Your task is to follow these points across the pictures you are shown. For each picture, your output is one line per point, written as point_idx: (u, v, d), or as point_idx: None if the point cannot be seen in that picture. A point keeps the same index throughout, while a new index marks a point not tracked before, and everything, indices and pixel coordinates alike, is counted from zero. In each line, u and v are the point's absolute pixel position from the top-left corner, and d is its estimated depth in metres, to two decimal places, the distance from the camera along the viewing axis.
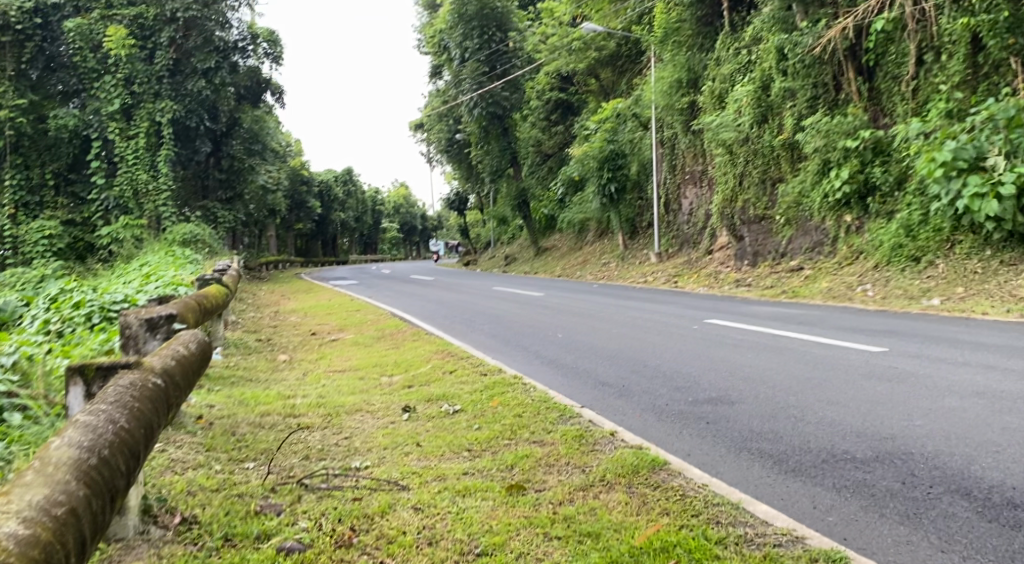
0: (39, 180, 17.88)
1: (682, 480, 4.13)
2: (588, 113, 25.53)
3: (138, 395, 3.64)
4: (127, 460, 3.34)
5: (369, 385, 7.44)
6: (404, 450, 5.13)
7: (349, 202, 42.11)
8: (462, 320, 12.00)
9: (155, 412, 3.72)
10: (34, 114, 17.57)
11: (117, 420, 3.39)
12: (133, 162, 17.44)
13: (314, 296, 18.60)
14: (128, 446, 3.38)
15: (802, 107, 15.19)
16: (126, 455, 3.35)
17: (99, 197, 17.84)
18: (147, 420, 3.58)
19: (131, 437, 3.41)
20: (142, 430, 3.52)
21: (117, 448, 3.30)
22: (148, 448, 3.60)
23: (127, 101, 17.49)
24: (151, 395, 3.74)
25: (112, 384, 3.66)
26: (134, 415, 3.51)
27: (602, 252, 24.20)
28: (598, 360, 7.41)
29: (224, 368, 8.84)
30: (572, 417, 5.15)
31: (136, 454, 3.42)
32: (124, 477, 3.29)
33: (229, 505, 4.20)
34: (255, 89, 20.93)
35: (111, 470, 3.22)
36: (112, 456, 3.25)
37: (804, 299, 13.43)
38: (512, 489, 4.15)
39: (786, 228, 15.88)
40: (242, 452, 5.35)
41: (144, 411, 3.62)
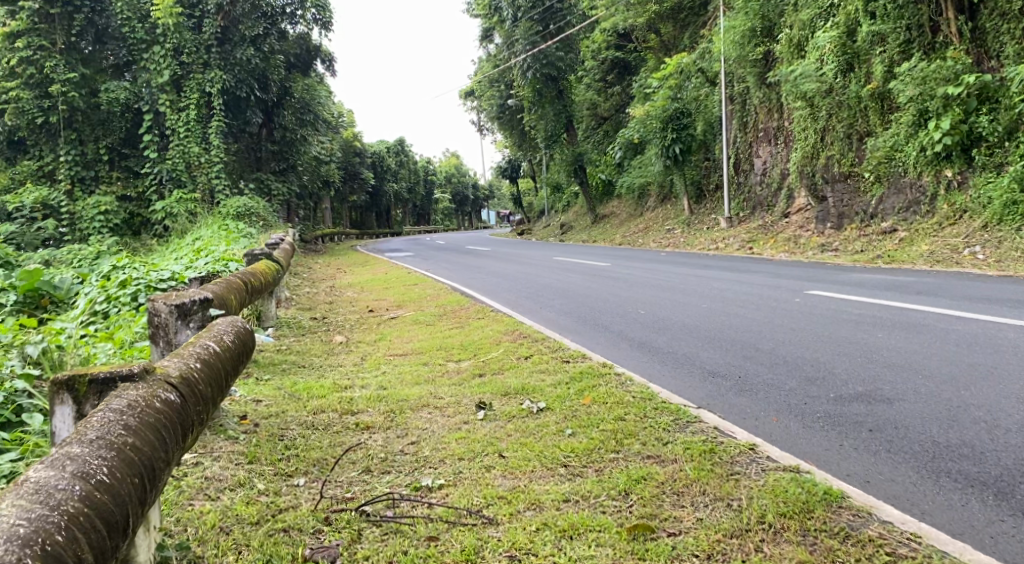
0: (94, 154, 16.87)
1: (881, 527, 3.21)
2: (648, 71, 24.23)
3: (127, 431, 3.08)
4: (100, 536, 2.87)
5: (435, 373, 6.55)
6: (485, 464, 4.20)
7: (401, 173, 41.50)
8: (526, 295, 11.04)
9: (161, 445, 3.17)
10: (86, 88, 16.61)
11: (81, 485, 2.89)
12: (184, 134, 16.80)
13: (370, 269, 17.82)
14: (102, 517, 2.89)
15: (894, 52, 13.71)
16: (100, 530, 2.88)
17: (152, 171, 17.16)
18: (139, 466, 3.06)
19: (104, 505, 2.91)
20: (129, 484, 3.00)
21: (79, 532, 2.82)
22: (152, 491, 3.12)
23: (177, 72, 16.84)
24: (152, 423, 3.18)
25: (101, 411, 3.14)
26: (114, 464, 2.99)
27: (665, 218, 23.00)
28: (698, 343, 6.41)
29: (275, 352, 8.04)
30: (692, 423, 4.14)
31: (120, 518, 2.95)
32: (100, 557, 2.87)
33: (271, 552, 3.39)
34: (305, 56, 19.93)
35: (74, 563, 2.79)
36: (73, 542, 2.80)
37: (903, 264, 12.15)
38: (636, 530, 3.26)
39: (875, 186, 14.48)
40: (291, 463, 4.50)
41: (139, 450, 3.08)
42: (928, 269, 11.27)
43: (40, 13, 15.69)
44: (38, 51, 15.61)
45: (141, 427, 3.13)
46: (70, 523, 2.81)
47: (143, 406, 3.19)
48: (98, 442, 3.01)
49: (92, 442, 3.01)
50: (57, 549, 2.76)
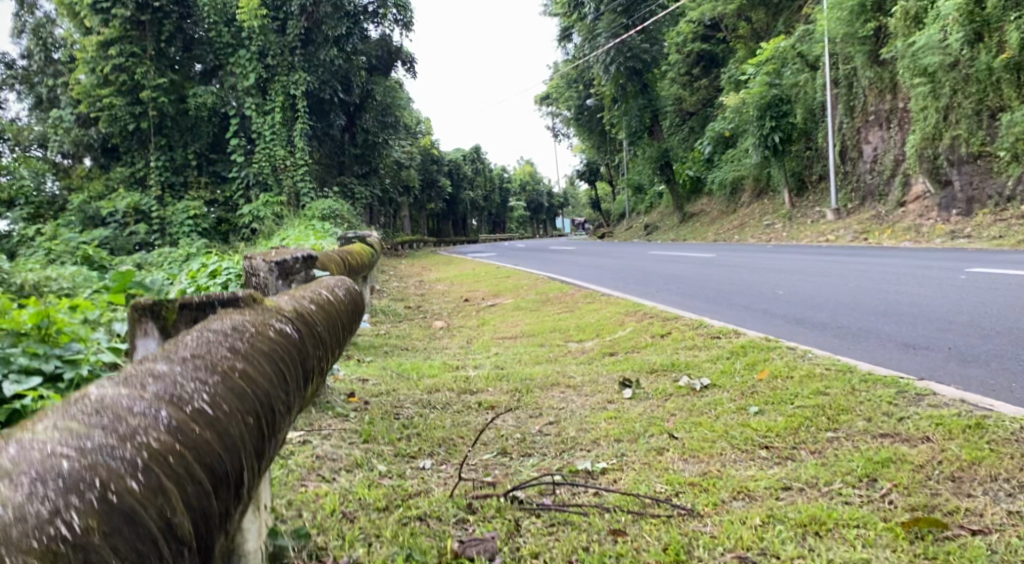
0: (183, 159, 15.77)
1: None
2: (736, 61, 22.69)
3: (234, 358, 2.03)
4: (203, 491, 1.69)
5: (558, 352, 5.75)
6: (653, 445, 3.35)
7: (478, 180, 40.93)
8: (633, 282, 10.19)
9: (279, 383, 2.12)
10: (175, 93, 15.41)
11: (172, 411, 1.75)
12: (271, 138, 16.00)
13: (458, 267, 17.17)
14: (206, 464, 1.73)
15: None
16: (203, 482, 1.70)
17: (239, 174, 16.31)
18: (254, 403, 1.95)
19: (209, 442, 1.76)
20: (241, 421, 1.88)
21: (173, 477, 1.64)
22: (269, 443, 2.01)
23: (264, 76, 16.11)
24: (263, 354, 2.14)
25: (196, 333, 2.15)
26: (223, 385, 1.91)
27: (761, 214, 21.44)
28: (872, 316, 5.51)
29: (374, 337, 7.42)
30: (928, 397, 3.25)
31: (230, 472, 1.78)
32: (197, 534, 1.66)
33: (409, 545, 2.46)
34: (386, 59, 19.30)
35: (155, 535, 1.56)
36: (164, 494, 1.61)
37: None
38: (914, 525, 2.22)
39: (1012, 165, 12.75)
40: (412, 443, 3.79)
41: (251, 381, 1.99)
42: None
43: (133, 19, 14.35)
44: (130, 57, 14.32)
45: (250, 353, 2.08)
46: (160, 461, 1.64)
47: (251, 332, 2.18)
48: (194, 365, 1.93)
49: (185, 363, 1.93)
50: (136, 506, 1.57)
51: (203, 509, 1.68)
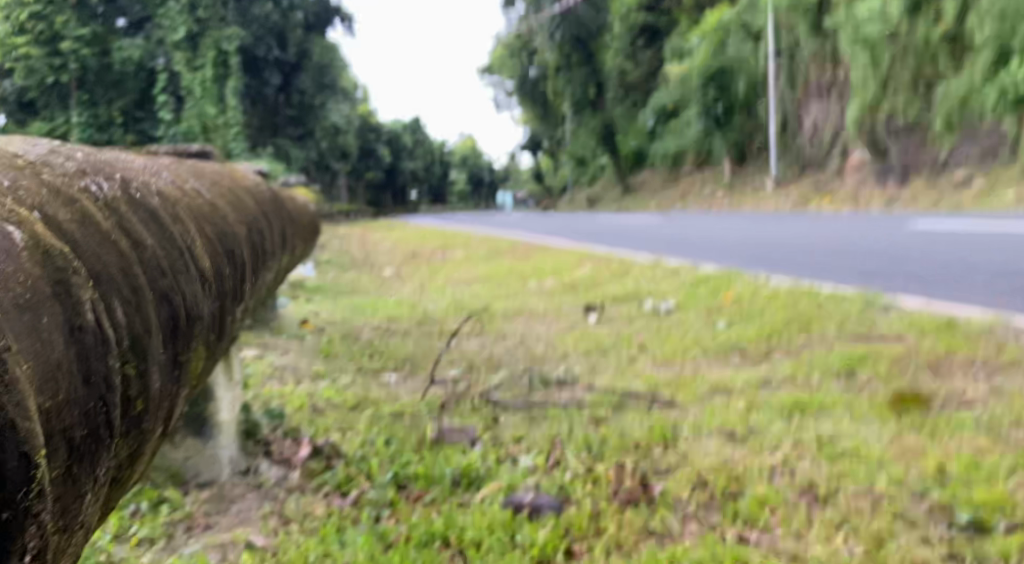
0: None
1: None
2: (679, 35, 22.56)
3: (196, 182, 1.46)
4: (211, 254, 1.13)
5: (515, 290, 5.72)
6: (624, 356, 3.33)
7: (418, 151, 40.25)
8: (584, 237, 10.19)
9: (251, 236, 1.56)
10: None
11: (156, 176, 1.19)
12: (206, 96, 13.23)
13: (402, 229, 16.90)
14: (210, 235, 1.20)
15: None
16: (208, 248, 1.15)
17: None
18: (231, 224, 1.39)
19: (202, 216, 1.20)
20: (227, 226, 1.33)
21: (179, 217, 1.09)
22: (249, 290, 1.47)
23: None
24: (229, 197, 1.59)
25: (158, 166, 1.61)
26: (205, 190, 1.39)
27: (704, 184, 21.25)
28: (828, 255, 5.61)
29: (324, 282, 7.27)
30: (891, 307, 3.31)
31: (225, 270, 1.22)
32: (208, 300, 1.07)
33: (387, 432, 2.38)
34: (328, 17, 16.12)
35: (178, 252, 0.99)
36: (177, 222, 1.05)
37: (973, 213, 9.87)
38: (900, 404, 2.23)
39: (945, 136, 12.21)
40: (376, 361, 3.69)
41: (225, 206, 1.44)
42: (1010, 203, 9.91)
43: None
44: None
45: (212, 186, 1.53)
46: (161, 200, 1.08)
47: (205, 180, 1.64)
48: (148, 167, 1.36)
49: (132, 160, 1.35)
50: (158, 215, 1.02)
51: (216, 281, 1.11)
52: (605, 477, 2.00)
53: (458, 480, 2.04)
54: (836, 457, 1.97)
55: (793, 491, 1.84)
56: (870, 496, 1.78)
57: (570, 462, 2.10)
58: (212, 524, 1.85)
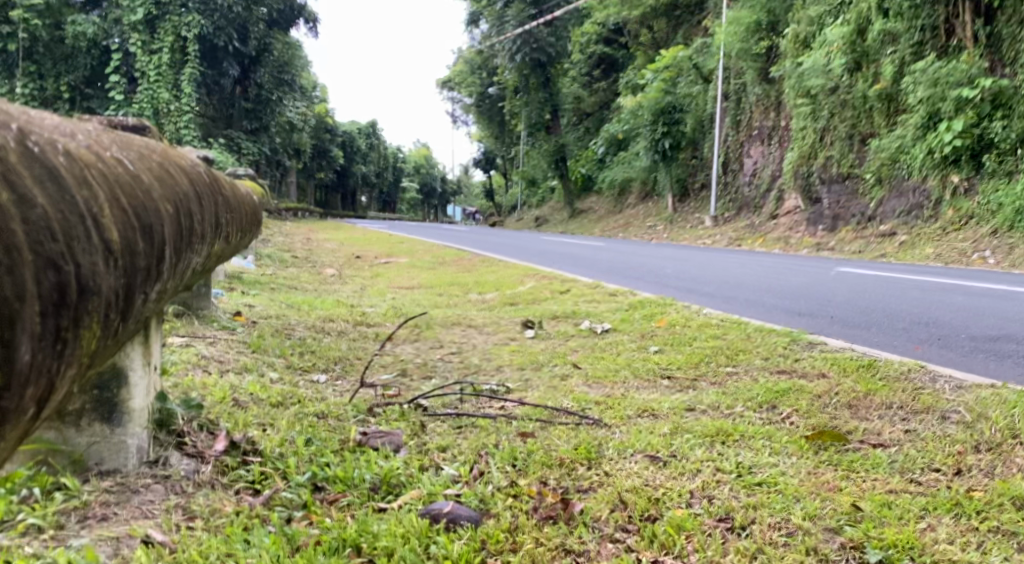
0: (54, 91, 12.82)
1: None
2: (636, 67, 22.86)
3: (146, 150, 1.59)
4: (127, 226, 1.28)
5: (456, 300, 5.70)
6: (557, 373, 3.33)
7: (371, 155, 39.90)
8: (532, 255, 10.23)
9: (197, 206, 1.67)
10: (51, 18, 12.62)
11: (90, 140, 1.33)
12: (154, 78, 12.84)
13: (347, 232, 16.67)
14: (131, 202, 1.33)
15: (905, 53, 11.64)
16: (128, 219, 1.30)
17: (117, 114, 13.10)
18: (175, 194, 1.53)
19: (131, 187, 1.35)
20: (162, 197, 1.47)
21: (98, 187, 1.25)
22: (186, 255, 1.59)
23: (151, 11, 13.08)
24: (179, 167, 1.70)
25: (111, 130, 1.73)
26: (146, 160, 1.50)
27: (646, 215, 21.31)
28: (761, 291, 5.74)
29: (261, 276, 7.15)
30: (818, 344, 3.39)
31: (151, 240, 1.37)
32: (117, 273, 1.24)
33: (309, 432, 2.32)
34: (290, 14, 15.93)
35: (84, 221, 1.16)
36: (92, 191, 1.21)
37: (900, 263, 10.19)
38: (820, 439, 2.27)
39: (875, 189, 12.28)
40: (305, 359, 3.62)
41: (171, 177, 1.57)
42: (936, 256, 10.21)
43: None
44: None
45: (164, 157, 1.65)
46: (84, 169, 1.23)
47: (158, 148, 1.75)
48: (100, 131, 1.50)
49: (82, 125, 1.50)
50: (63, 173, 1.15)
51: (127, 256, 1.26)
52: (527, 493, 1.98)
53: (376, 487, 2.00)
54: (755, 487, 1.99)
55: (710, 518, 1.86)
56: (784, 528, 1.81)
57: (493, 475, 2.08)
58: (114, 514, 1.79)
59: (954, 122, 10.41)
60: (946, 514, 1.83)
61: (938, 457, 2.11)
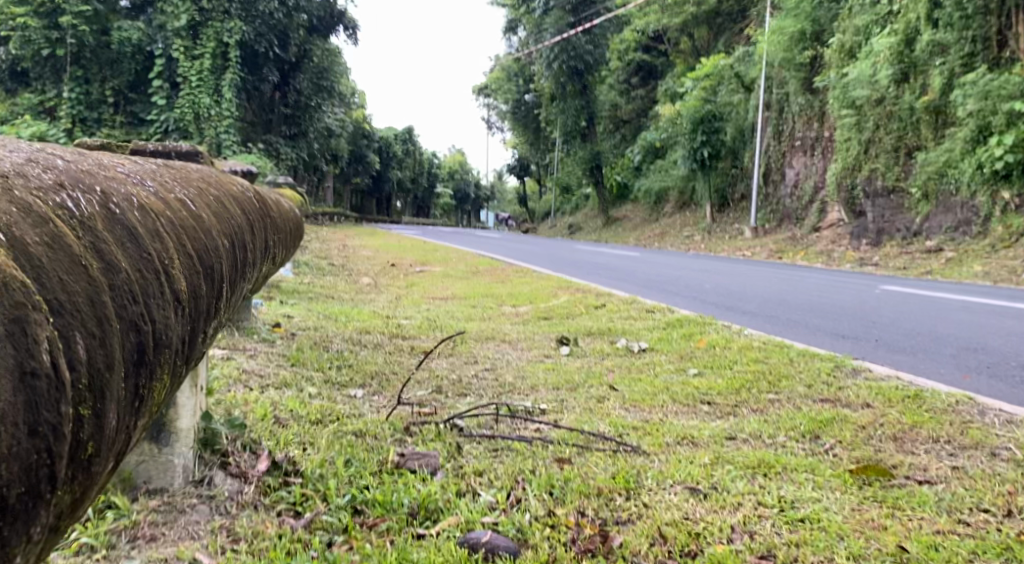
0: (99, 96, 13.01)
1: None
2: (676, 76, 22.70)
3: (198, 187, 1.57)
4: (192, 275, 1.27)
5: (492, 313, 5.69)
6: (593, 394, 3.32)
7: (408, 161, 40.06)
8: (567, 266, 10.18)
9: (245, 242, 1.65)
10: (98, 25, 12.87)
11: (153, 190, 1.32)
12: (195, 83, 13.01)
13: (384, 238, 16.77)
14: (189, 249, 1.31)
15: (954, 65, 11.42)
16: (189, 268, 1.28)
17: (158, 118, 13.32)
18: (227, 236, 1.51)
19: (189, 233, 1.33)
20: (218, 237, 1.46)
21: (163, 237, 1.23)
22: (233, 293, 1.57)
23: (194, 18, 13.29)
24: (228, 202, 1.68)
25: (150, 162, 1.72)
26: (197, 199, 1.49)
27: (683, 225, 21.14)
28: (802, 311, 5.65)
29: (299, 284, 7.20)
30: (861, 371, 3.34)
31: (208, 284, 1.35)
32: (182, 322, 1.21)
33: (349, 452, 2.34)
34: (330, 21, 16.10)
35: (156, 278, 1.14)
36: (161, 246, 1.20)
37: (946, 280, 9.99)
38: (862, 472, 2.23)
39: (922, 204, 12.10)
40: (343, 373, 3.64)
41: (223, 216, 1.55)
42: (983, 273, 10.01)
43: None
44: None
45: (215, 193, 1.63)
46: (150, 224, 1.22)
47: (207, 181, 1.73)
48: (156, 172, 1.48)
49: (131, 164, 1.47)
50: (134, 232, 1.14)
51: (191, 305, 1.25)
52: (565, 523, 1.98)
53: (414, 512, 2.01)
54: (797, 523, 1.96)
55: (751, 554, 1.83)
56: None
57: (531, 502, 2.08)
58: (158, 533, 1.82)
59: (1005, 136, 10.19)
60: (996, 558, 1.79)
61: (987, 496, 2.06)
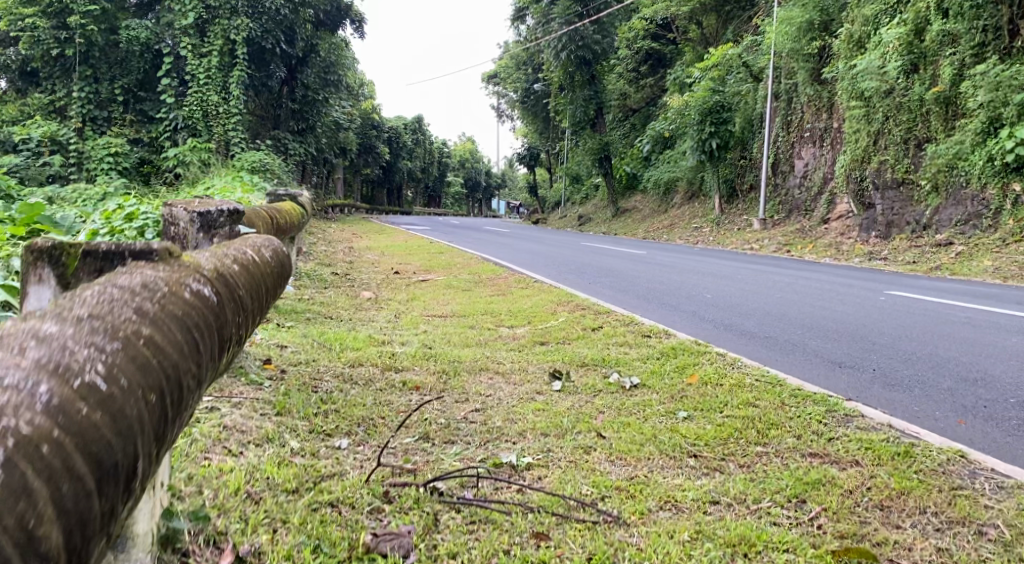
0: (108, 95, 13.07)
1: None
2: (684, 64, 22.50)
3: (139, 320, 1.89)
4: (84, 484, 1.63)
5: (487, 337, 5.60)
6: (579, 444, 3.23)
7: (417, 151, 39.94)
8: (568, 272, 10.09)
9: (192, 354, 1.96)
10: (105, 24, 12.92)
11: (57, 391, 1.67)
12: (203, 81, 13.14)
13: (390, 237, 16.75)
14: (91, 448, 1.66)
15: (965, 55, 11.28)
16: (82, 476, 1.63)
17: (167, 115, 13.37)
18: (158, 376, 1.84)
19: (87, 432, 1.66)
20: (138, 396, 1.78)
21: (42, 475, 1.58)
22: (178, 413, 1.90)
23: (201, 16, 13.27)
24: (177, 318, 1.96)
25: (99, 282, 1.97)
26: (128, 361, 1.80)
27: (692, 216, 20.95)
28: (797, 330, 5.55)
29: (297, 301, 7.13)
30: (856, 420, 3.24)
31: (117, 465, 1.70)
32: (74, 534, 1.62)
33: (318, 534, 2.41)
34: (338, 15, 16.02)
35: (23, 535, 1.54)
36: (34, 493, 1.57)
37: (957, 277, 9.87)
38: (844, 555, 2.28)
39: (931, 197, 11.87)
40: (329, 420, 3.57)
41: (158, 350, 1.87)
42: (994, 269, 9.87)
43: None
44: None
45: (160, 319, 1.93)
46: (26, 465, 1.57)
47: (166, 292, 2.00)
48: (87, 325, 1.82)
49: (69, 331, 1.79)
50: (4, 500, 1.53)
51: (84, 513, 1.63)
52: None
53: None
54: None
55: None
56: None
57: None
58: None
59: (1017, 129, 10.13)
60: None
61: None
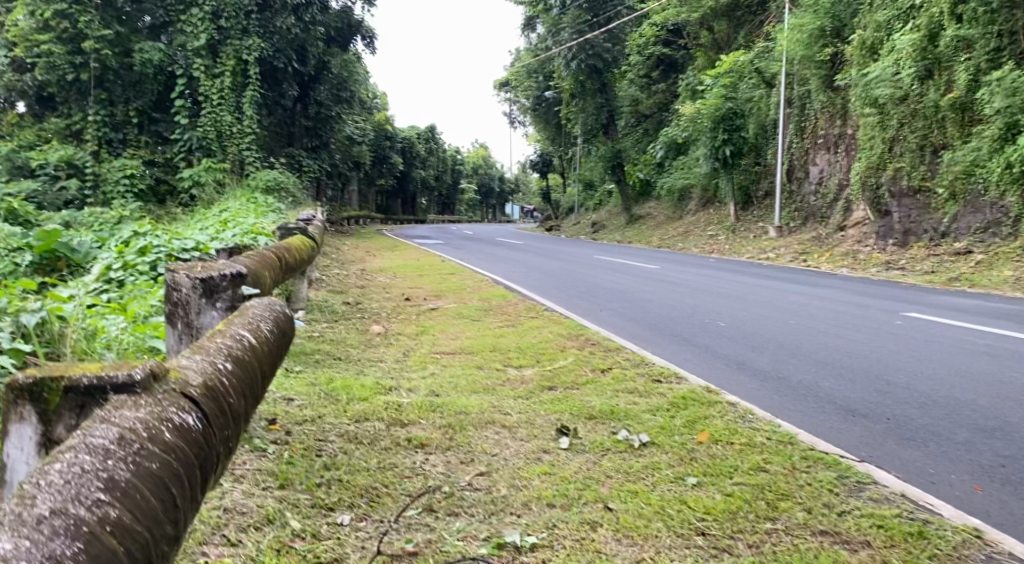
0: (123, 117, 13.23)
1: None
2: (696, 70, 22.32)
3: (109, 501, 2.01)
4: None
5: (495, 381, 5.51)
6: (583, 518, 3.18)
7: (430, 160, 39.82)
8: (577, 295, 10.06)
9: (166, 514, 2.12)
10: (120, 47, 12.98)
11: None
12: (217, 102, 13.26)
13: (403, 255, 16.73)
14: None
15: (980, 61, 11.06)
16: None
17: (181, 135, 13.55)
18: None
19: None
20: None
21: None
22: None
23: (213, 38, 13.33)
24: (151, 478, 2.11)
25: (70, 452, 2.08)
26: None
27: (707, 223, 20.74)
28: (809, 366, 5.50)
29: (306, 340, 7.08)
30: (865, 490, 3.24)
31: None
32: None
33: None
34: (348, 32, 16.01)
35: None
36: None
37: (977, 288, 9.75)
38: None
39: (949, 204, 11.71)
40: (332, 492, 3.50)
41: (126, 534, 2.00)
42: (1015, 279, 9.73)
43: None
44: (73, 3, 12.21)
45: (131, 488, 2.06)
46: None
47: (141, 446, 2.14)
48: (50, 528, 1.93)
49: (29, 541, 1.90)
50: None
51: None
52: None
53: None
54: None
55: None
56: None
57: None
58: None
59: None
60: None
61: None
